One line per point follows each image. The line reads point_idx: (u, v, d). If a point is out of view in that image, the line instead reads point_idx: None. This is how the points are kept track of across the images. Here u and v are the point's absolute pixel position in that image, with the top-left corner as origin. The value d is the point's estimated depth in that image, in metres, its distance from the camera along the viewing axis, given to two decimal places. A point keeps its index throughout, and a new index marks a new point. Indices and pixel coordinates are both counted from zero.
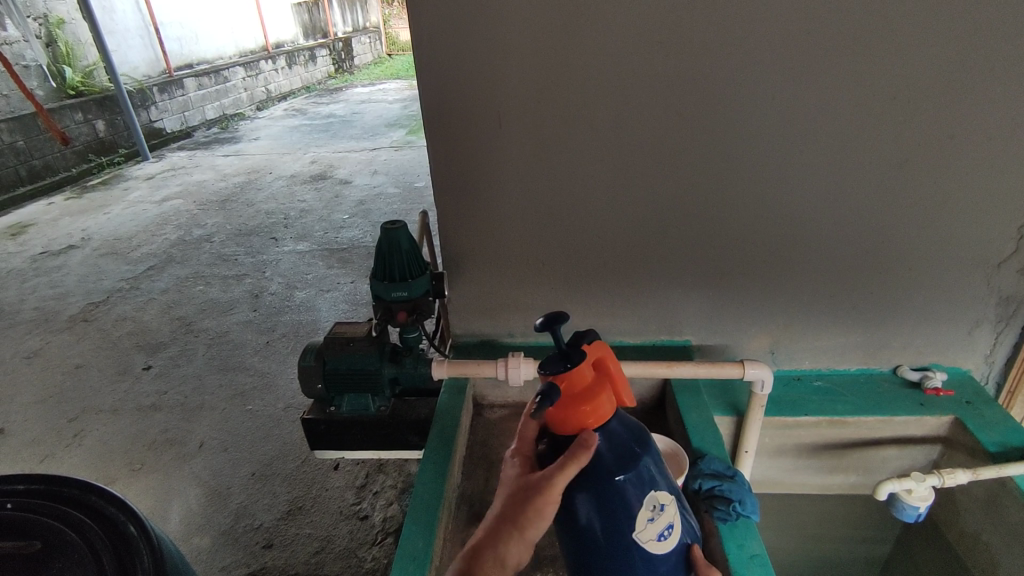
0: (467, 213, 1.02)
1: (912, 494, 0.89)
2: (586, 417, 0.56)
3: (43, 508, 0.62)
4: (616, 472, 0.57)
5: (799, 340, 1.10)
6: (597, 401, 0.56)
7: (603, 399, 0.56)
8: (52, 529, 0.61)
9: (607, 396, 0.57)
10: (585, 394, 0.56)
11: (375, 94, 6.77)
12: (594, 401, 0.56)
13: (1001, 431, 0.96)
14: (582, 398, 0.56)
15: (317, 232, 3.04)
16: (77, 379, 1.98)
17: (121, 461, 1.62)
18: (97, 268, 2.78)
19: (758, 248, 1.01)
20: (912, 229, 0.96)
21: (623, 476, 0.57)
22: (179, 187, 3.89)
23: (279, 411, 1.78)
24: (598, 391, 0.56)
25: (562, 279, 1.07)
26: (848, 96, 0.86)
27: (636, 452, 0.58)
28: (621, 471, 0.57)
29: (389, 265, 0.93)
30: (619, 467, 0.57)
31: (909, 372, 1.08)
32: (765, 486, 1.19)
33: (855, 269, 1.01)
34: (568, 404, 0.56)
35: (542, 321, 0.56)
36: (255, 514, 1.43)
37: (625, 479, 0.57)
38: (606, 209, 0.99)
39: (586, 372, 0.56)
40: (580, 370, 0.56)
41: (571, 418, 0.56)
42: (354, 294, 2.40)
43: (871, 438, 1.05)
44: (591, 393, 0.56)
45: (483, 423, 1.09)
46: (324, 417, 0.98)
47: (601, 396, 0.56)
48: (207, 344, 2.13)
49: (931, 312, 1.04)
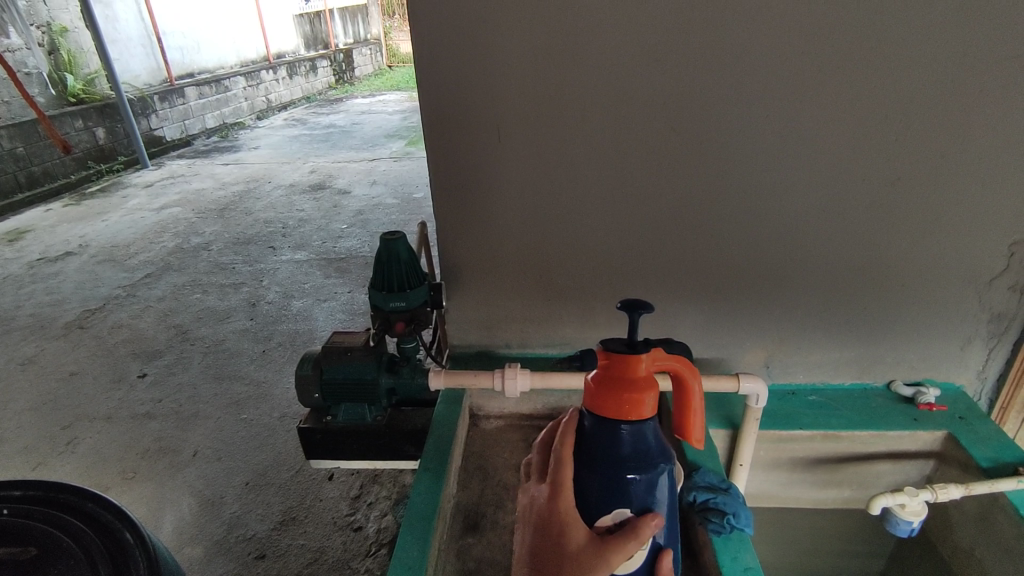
0: (466, 224, 1.03)
1: (905, 508, 0.89)
2: (623, 407, 0.58)
3: (36, 515, 0.62)
4: (628, 470, 0.58)
5: (794, 355, 1.10)
6: (645, 397, 0.58)
7: (649, 397, 0.58)
8: (48, 536, 0.61)
9: (649, 395, 0.58)
10: (631, 382, 0.58)
11: (375, 105, 6.82)
12: (636, 394, 0.57)
13: (993, 447, 0.96)
14: (626, 386, 0.58)
15: (315, 242, 3.05)
16: (72, 386, 1.98)
17: (115, 470, 1.61)
18: (94, 274, 2.78)
19: (754, 261, 1.02)
20: (905, 245, 0.98)
21: (636, 477, 0.58)
22: (178, 195, 3.90)
23: (274, 421, 1.78)
24: (651, 388, 0.58)
25: (560, 291, 1.08)
26: (841, 114, 0.88)
27: (656, 457, 0.60)
28: (636, 471, 0.59)
29: (388, 276, 0.93)
30: (636, 468, 0.59)
31: (902, 387, 1.09)
32: (760, 500, 1.19)
33: (848, 285, 1.02)
34: (614, 387, 0.58)
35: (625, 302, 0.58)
36: (249, 524, 1.42)
37: (635, 479, 0.58)
38: (603, 223, 1.00)
39: (646, 365, 0.58)
40: (640, 360, 0.57)
41: (608, 403, 0.58)
42: (351, 304, 2.41)
43: (866, 453, 1.05)
44: (642, 386, 0.58)
45: (479, 434, 1.09)
46: (320, 426, 0.98)
47: (646, 392, 0.57)
48: (203, 352, 2.13)
49: (925, 328, 1.05)
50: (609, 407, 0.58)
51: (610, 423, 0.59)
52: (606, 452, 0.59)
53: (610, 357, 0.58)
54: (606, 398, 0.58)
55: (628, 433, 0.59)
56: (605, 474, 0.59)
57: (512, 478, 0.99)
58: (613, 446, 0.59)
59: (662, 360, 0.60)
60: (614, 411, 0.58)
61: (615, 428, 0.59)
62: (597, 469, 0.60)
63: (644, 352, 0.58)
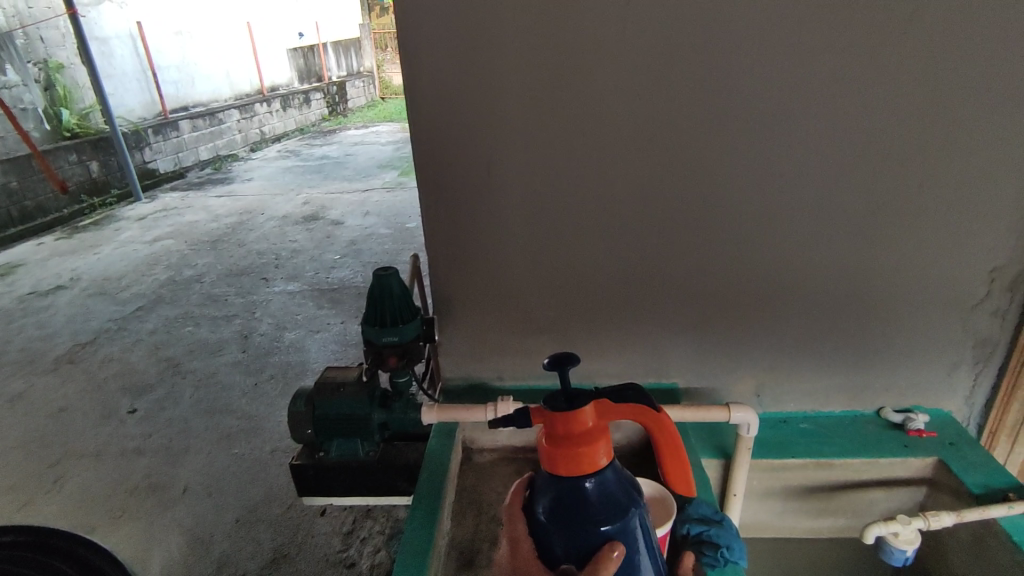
0: (458, 258, 1.04)
1: (898, 537, 0.90)
2: (577, 463, 0.58)
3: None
4: (601, 523, 0.57)
5: (785, 382, 1.11)
6: (595, 448, 0.58)
7: (599, 447, 0.58)
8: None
9: (604, 442, 0.58)
10: (581, 436, 0.58)
11: (368, 136, 6.90)
12: (588, 446, 0.57)
13: (984, 473, 0.97)
14: (577, 442, 0.58)
15: (308, 273, 3.07)
16: (60, 422, 1.96)
17: (103, 507, 1.59)
18: (84, 308, 2.77)
19: (742, 290, 1.03)
20: (889, 273, 1.00)
21: (609, 528, 0.58)
22: (171, 227, 3.91)
23: (266, 454, 1.76)
24: (599, 437, 0.58)
25: (551, 322, 1.09)
26: (820, 147, 0.91)
27: (626, 504, 0.59)
28: (607, 522, 0.58)
29: (381, 310, 0.94)
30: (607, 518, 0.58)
31: (892, 414, 1.09)
32: (755, 529, 1.18)
33: (834, 313, 1.04)
34: (567, 444, 0.58)
35: (549, 360, 0.58)
36: (239, 562, 1.40)
37: (610, 531, 0.57)
38: (592, 254, 1.02)
39: (590, 413, 0.59)
40: (583, 412, 0.58)
41: (562, 461, 0.58)
42: (344, 335, 2.41)
43: (858, 480, 1.06)
44: (591, 436, 0.58)
45: (472, 468, 1.08)
46: (312, 462, 0.97)
47: (598, 442, 0.58)
48: (195, 386, 2.12)
49: (911, 354, 1.06)
50: (565, 465, 0.58)
51: (570, 479, 0.59)
52: (574, 506, 0.59)
53: (552, 413, 0.58)
54: (554, 457, 0.58)
55: (592, 484, 0.59)
56: (566, 534, 0.58)
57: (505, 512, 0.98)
58: (580, 498, 0.58)
59: (610, 408, 0.61)
60: (569, 467, 0.58)
61: (577, 482, 0.59)
62: (566, 525, 0.59)
63: (586, 403, 0.59)
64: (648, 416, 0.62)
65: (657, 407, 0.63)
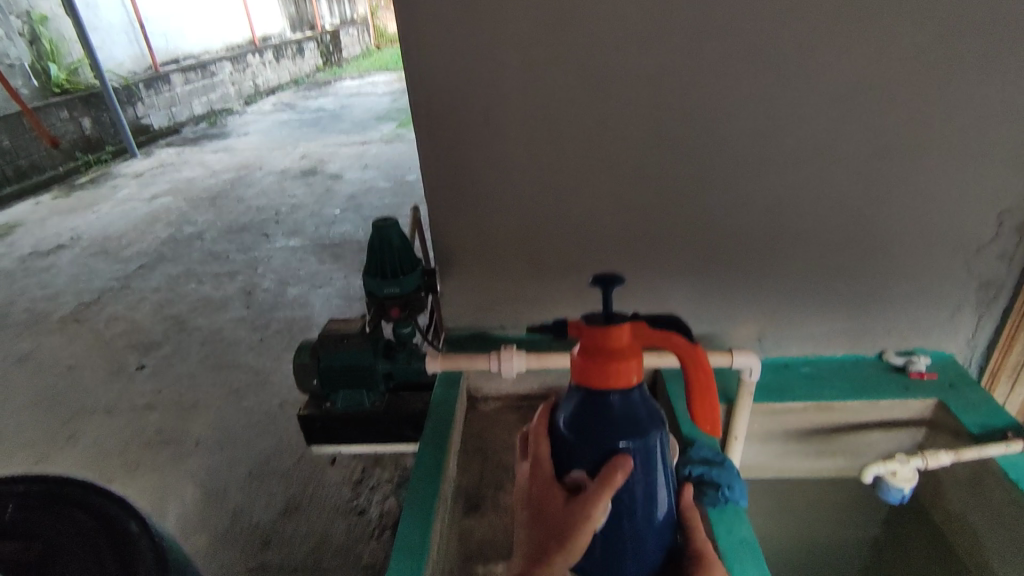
0: (458, 208, 1.03)
1: (896, 476, 0.92)
2: (609, 377, 0.62)
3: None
4: (620, 438, 0.61)
5: (788, 328, 1.11)
6: (631, 363, 0.62)
7: (635, 363, 0.62)
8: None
9: (635, 362, 0.62)
10: (615, 352, 0.61)
11: (364, 87, 6.73)
12: (619, 362, 0.61)
13: (983, 413, 0.98)
14: (611, 357, 0.61)
15: (308, 228, 3.05)
16: (71, 380, 1.99)
17: (118, 461, 1.63)
18: (87, 267, 2.78)
19: (745, 237, 1.02)
20: (896, 217, 0.98)
21: (627, 444, 0.61)
22: (169, 184, 3.87)
23: (275, 408, 1.79)
24: (635, 355, 0.62)
25: (552, 272, 1.08)
26: (830, 87, 0.87)
27: (646, 425, 0.62)
28: (626, 438, 0.61)
29: (382, 261, 0.93)
30: (627, 435, 0.61)
31: (894, 357, 1.10)
32: (756, 471, 1.21)
33: (839, 258, 1.03)
34: (600, 358, 0.61)
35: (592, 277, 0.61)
36: (254, 511, 1.45)
37: (627, 446, 0.61)
38: (594, 202, 1.00)
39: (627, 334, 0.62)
40: (620, 330, 0.61)
41: (594, 373, 0.62)
42: (347, 289, 2.41)
43: (858, 421, 1.07)
44: (627, 354, 0.62)
45: (477, 415, 1.10)
46: (321, 413, 0.99)
47: (630, 360, 0.61)
48: (201, 342, 2.14)
49: (915, 298, 1.06)
50: (596, 377, 0.62)
51: (599, 395, 0.63)
52: (595, 422, 0.62)
53: (590, 329, 0.62)
54: (590, 369, 0.62)
55: (616, 402, 0.62)
56: (587, 449, 0.62)
57: (510, 457, 1.00)
58: (603, 413, 0.62)
59: (647, 335, 0.65)
60: (602, 381, 0.62)
61: (604, 397, 0.62)
62: (586, 440, 0.62)
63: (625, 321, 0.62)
64: (683, 349, 0.66)
65: (695, 343, 0.67)
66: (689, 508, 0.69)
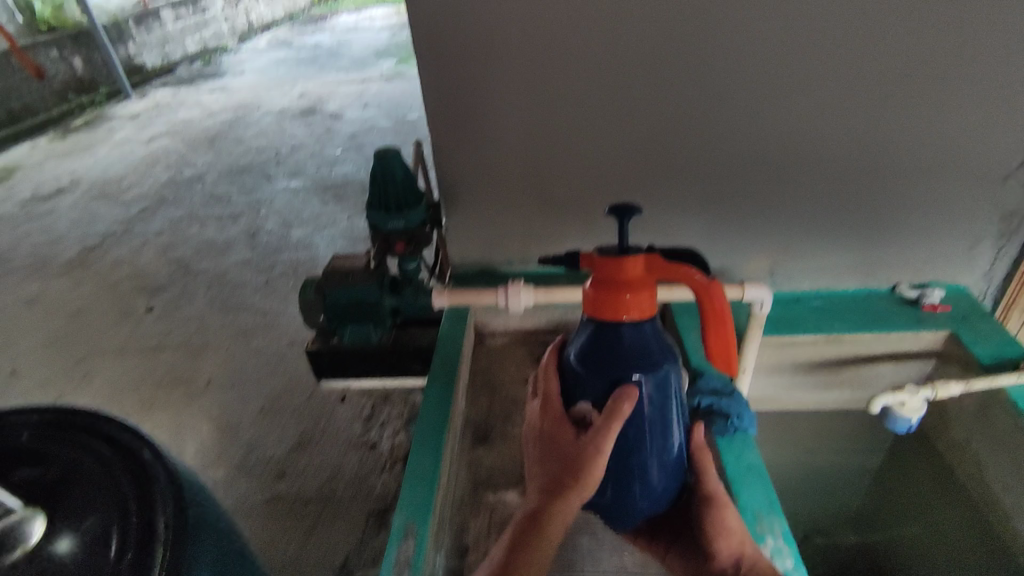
0: (461, 139, 0.99)
1: (905, 406, 0.92)
2: (616, 310, 0.61)
3: (24, 434, 0.61)
4: (632, 370, 0.62)
5: (800, 261, 1.09)
6: (639, 296, 0.61)
7: (642, 296, 0.61)
8: (45, 449, 0.59)
9: (646, 295, 0.61)
10: (625, 284, 0.61)
11: (362, 21, 6.47)
12: (628, 294, 0.60)
13: (995, 345, 0.97)
14: (621, 288, 0.61)
15: (310, 169, 3.00)
16: (81, 322, 2.00)
17: (133, 399, 1.67)
18: (89, 211, 2.76)
19: (760, 167, 0.98)
20: (919, 145, 0.94)
21: (640, 376, 0.62)
22: (165, 126, 3.78)
23: (284, 348, 1.81)
24: (645, 288, 0.61)
25: (560, 206, 1.06)
26: (857, 2, 0.82)
27: (660, 357, 0.63)
28: (639, 371, 0.62)
29: (386, 193, 0.91)
30: (640, 368, 0.62)
31: (907, 290, 1.08)
32: (762, 404, 1.22)
33: (856, 188, 0.99)
34: (611, 289, 0.61)
35: (611, 208, 0.59)
36: (268, 446, 1.49)
37: (641, 378, 0.62)
38: (602, 131, 0.96)
39: (639, 266, 0.61)
40: (632, 262, 0.60)
41: (603, 304, 0.61)
42: (351, 230, 2.39)
43: (868, 354, 1.07)
44: (636, 286, 0.61)
45: (484, 350, 1.10)
46: (327, 348, 0.98)
47: (639, 292, 0.60)
48: (207, 284, 2.14)
49: (933, 229, 1.03)
50: (604, 308, 0.61)
51: (609, 327, 0.63)
52: (607, 354, 0.62)
53: (599, 261, 0.61)
54: (596, 302, 0.61)
55: (628, 333, 0.62)
56: (599, 383, 0.63)
57: (518, 391, 1.00)
58: (616, 346, 0.62)
59: (660, 267, 0.63)
60: (610, 313, 0.61)
61: (616, 328, 0.62)
62: (599, 373, 0.63)
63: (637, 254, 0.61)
64: (699, 282, 0.64)
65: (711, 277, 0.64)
66: (701, 448, 0.68)
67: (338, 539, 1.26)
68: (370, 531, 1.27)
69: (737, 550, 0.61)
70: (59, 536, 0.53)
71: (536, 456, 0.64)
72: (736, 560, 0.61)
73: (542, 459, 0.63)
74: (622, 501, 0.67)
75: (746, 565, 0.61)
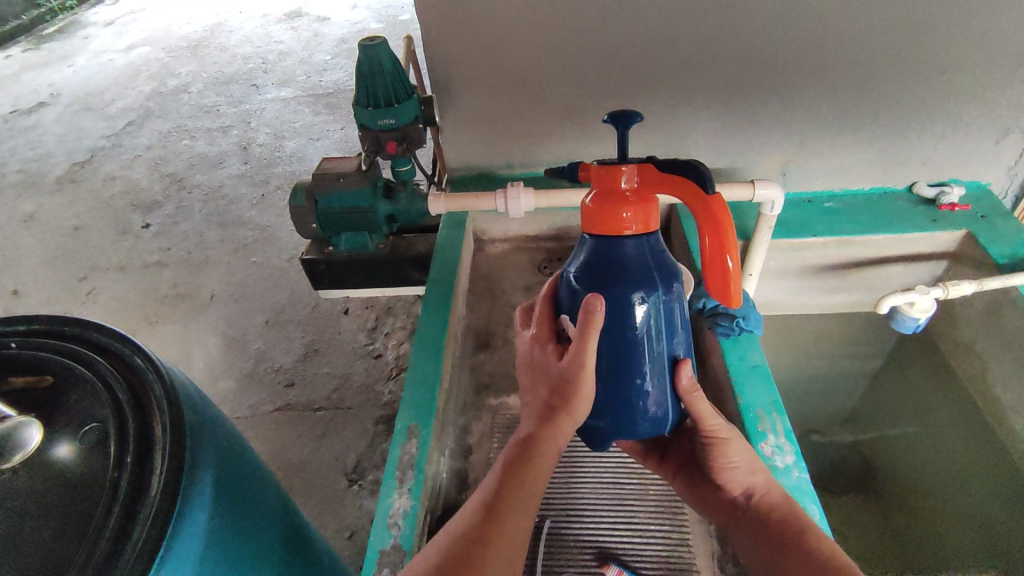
0: (453, 27, 0.91)
1: (913, 307, 0.90)
2: (607, 223, 0.55)
3: (13, 344, 0.60)
4: (633, 289, 0.55)
5: (815, 159, 1.04)
6: (621, 209, 0.54)
7: (625, 209, 0.54)
8: (35, 359, 0.59)
9: (641, 209, 0.54)
10: (619, 194, 0.55)
11: None
12: (619, 206, 0.54)
13: (1013, 244, 0.93)
14: (615, 200, 0.54)
15: (299, 76, 2.85)
16: (79, 239, 1.98)
17: (138, 315, 1.67)
18: (74, 125, 2.65)
19: (779, 54, 0.91)
20: (954, 26, 0.86)
21: (642, 296, 0.55)
22: (144, 32, 3.57)
23: (284, 262, 1.79)
24: (630, 201, 0.54)
25: (562, 103, 0.99)
26: None
27: (665, 278, 0.56)
28: (639, 290, 0.55)
29: (373, 89, 0.85)
30: (641, 288, 0.55)
31: (925, 189, 1.04)
32: (767, 308, 1.20)
33: (881, 77, 0.92)
34: (603, 199, 0.55)
35: (608, 113, 0.53)
36: (275, 357, 1.50)
37: (641, 298, 0.55)
38: (608, 15, 0.88)
39: (636, 177, 0.54)
40: (625, 170, 0.54)
41: (593, 217, 0.55)
42: (345, 140, 2.31)
43: (878, 256, 1.04)
44: (620, 198, 0.55)
45: (485, 258, 1.07)
46: (323, 257, 0.96)
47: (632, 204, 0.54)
48: (202, 199, 2.09)
49: (959, 122, 0.97)
50: (594, 222, 0.55)
51: (605, 241, 0.56)
52: (607, 272, 0.56)
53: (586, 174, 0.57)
54: (589, 215, 0.56)
55: (632, 250, 0.56)
56: None
57: (520, 298, 0.98)
58: (616, 262, 0.56)
59: (653, 177, 0.55)
60: (595, 229, 0.56)
61: (615, 244, 0.56)
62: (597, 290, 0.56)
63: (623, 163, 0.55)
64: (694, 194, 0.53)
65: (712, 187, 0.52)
66: (691, 391, 0.57)
67: (348, 444, 1.30)
68: (379, 436, 1.30)
69: (748, 482, 0.59)
70: (60, 442, 0.55)
71: (529, 385, 0.60)
72: (747, 490, 0.59)
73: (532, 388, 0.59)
74: (626, 425, 0.60)
75: (757, 495, 0.59)
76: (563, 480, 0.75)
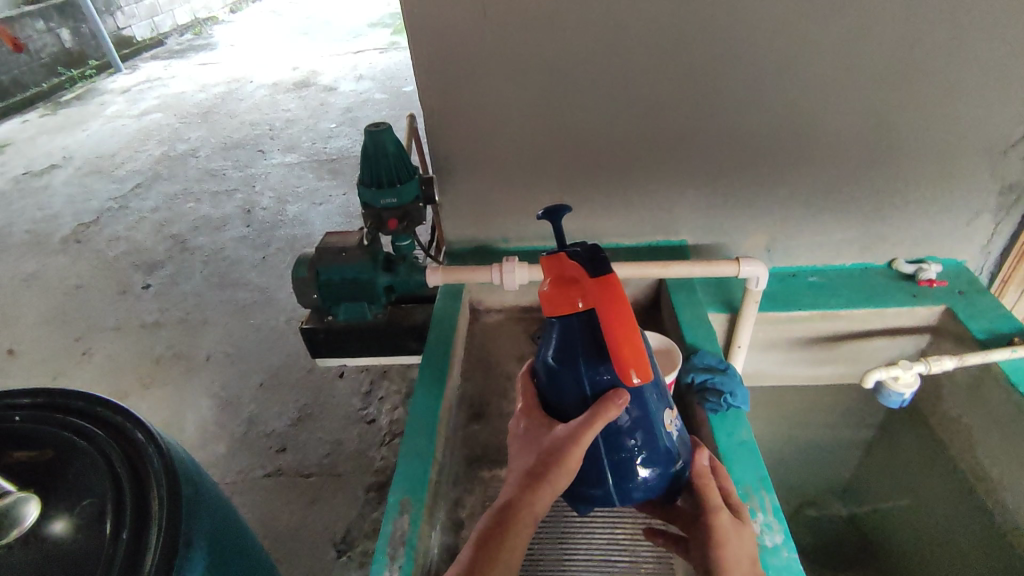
0: (454, 113, 0.97)
1: (898, 381, 0.92)
2: (560, 306, 0.58)
3: (17, 416, 0.61)
4: (604, 367, 0.59)
5: (797, 237, 1.08)
6: (554, 296, 0.58)
7: (564, 295, 0.58)
8: (38, 432, 0.60)
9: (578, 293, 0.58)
10: (561, 279, 0.58)
11: None
12: (560, 290, 0.58)
13: (990, 320, 0.96)
14: (559, 286, 0.58)
15: (304, 143, 2.96)
16: (79, 299, 2.00)
17: (133, 376, 1.67)
18: (83, 187, 2.73)
19: (758, 141, 0.97)
20: (919, 118, 0.93)
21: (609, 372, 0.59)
22: (158, 100, 3.72)
23: (282, 324, 1.81)
24: (559, 290, 0.58)
25: (555, 182, 1.04)
26: None
27: None
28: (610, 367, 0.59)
29: (377, 170, 0.90)
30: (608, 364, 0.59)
31: (904, 265, 1.08)
32: (757, 379, 1.22)
33: (854, 162, 0.98)
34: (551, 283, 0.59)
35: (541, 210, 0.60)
36: (268, 421, 1.50)
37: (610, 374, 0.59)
38: (598, 105, 0.95)
39: (571, 266, 0.58)
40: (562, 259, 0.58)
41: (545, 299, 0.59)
42: (346, 206, 2.38)
43: (863, 330, 1.07)
44: (565, 284, 0.58)
45: (480, 327, 1.10)
46: (323, 326, 0.99)
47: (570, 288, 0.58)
48: (204, 261, 2.13)
49: (930, 204, 1.02)
50: (546, 303, 0.59)
51: (566, 321, 0.60)
52: (573, 350, 0.60)
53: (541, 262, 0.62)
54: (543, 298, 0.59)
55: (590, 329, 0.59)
56: (572, 377, 0.60)
57: (514, 368, 1.00)
58: (580, 341, 0.59)
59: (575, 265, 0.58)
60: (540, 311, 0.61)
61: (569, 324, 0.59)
62: (572, 367, 0.60)
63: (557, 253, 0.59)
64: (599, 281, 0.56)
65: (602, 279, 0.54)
66: (704, 474, 0.64)
67: (339, 512, 1.28)
68: (369, 505, 1.28)
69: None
70: (55, 517, 0.55)
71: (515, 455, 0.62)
72: None
73: (519, 455, 0.61)
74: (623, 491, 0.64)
75: None
76: (556, 558, 0.75)
